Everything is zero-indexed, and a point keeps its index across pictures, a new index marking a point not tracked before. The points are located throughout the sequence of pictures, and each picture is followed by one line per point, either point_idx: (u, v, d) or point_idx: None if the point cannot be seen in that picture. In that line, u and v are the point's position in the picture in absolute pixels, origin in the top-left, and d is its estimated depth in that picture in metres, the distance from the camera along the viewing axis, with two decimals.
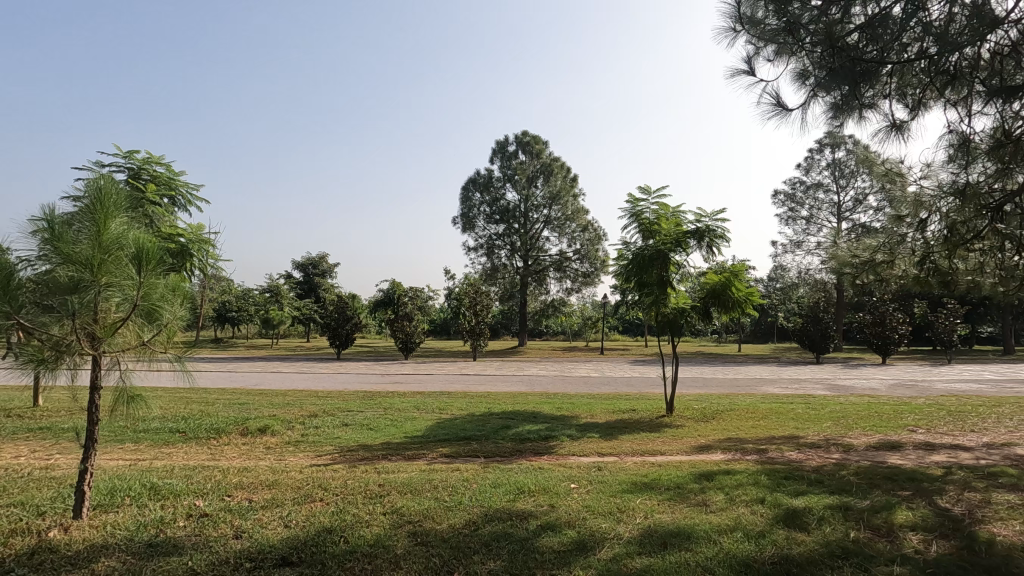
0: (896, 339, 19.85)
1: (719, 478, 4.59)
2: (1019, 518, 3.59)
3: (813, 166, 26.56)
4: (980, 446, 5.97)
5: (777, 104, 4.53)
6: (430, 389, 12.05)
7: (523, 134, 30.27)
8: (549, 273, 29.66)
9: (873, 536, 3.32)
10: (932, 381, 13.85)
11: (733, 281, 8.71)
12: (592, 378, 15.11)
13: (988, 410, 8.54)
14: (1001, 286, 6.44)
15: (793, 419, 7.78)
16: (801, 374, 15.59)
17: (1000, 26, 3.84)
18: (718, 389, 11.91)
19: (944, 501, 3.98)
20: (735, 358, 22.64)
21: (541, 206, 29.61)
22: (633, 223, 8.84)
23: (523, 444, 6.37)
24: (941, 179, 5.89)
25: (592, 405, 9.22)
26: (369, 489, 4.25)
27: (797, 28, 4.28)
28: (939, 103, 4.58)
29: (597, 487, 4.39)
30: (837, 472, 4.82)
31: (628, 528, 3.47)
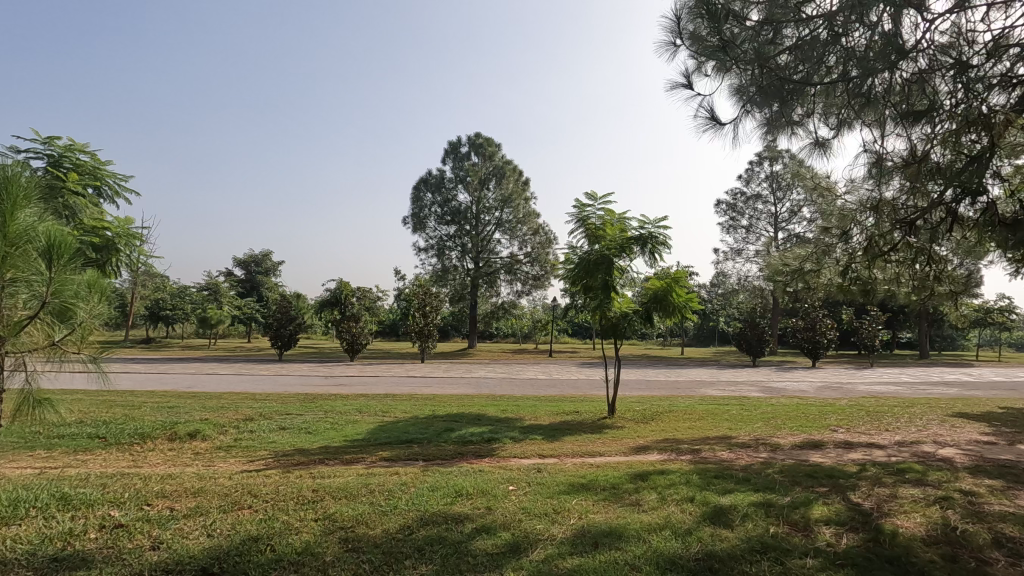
0: (825, 343, 21.08)
1: (653, 478, 4.73)
2: (920, 510, 3.87)
3: (753, 177, 27.83)
4: (892, 444, 6.41)
5: (711, 119, 4.71)
6: (375, 392, 11.84)
7: (476, 136, 30.21)
8: (500, 275, 29.74)
9: (790, 531, 3.51)
10: (855, 383, 14.78)
11: (674, 287, 9.00)
12: (539, 380, 15.30)
13: (902, 410, 9.19)
14: (915, 296, 6.93)
15: (727, 420, 8.10)
16: (737, 377, 16.28)
17: (908, 55, 4.14)
18: (659, 391, 12.28)
19: (856, 496, 4.25)
20: (678, 361, 23.39)
21: (493, 208, 29.74)
22: (579, 228, 9.01)
23: (466, 446, 6.36)
24: (863, 195, 6.29)
25: (536, 407, 9.31)
26: (302, 495, 4.12)
27: (731, 47, 4.49)
28: (858, 125, 4.89)
29: (535, 488, 4.43)
30: (762, 470, 5.06)
31: (563, 529, 3.52)
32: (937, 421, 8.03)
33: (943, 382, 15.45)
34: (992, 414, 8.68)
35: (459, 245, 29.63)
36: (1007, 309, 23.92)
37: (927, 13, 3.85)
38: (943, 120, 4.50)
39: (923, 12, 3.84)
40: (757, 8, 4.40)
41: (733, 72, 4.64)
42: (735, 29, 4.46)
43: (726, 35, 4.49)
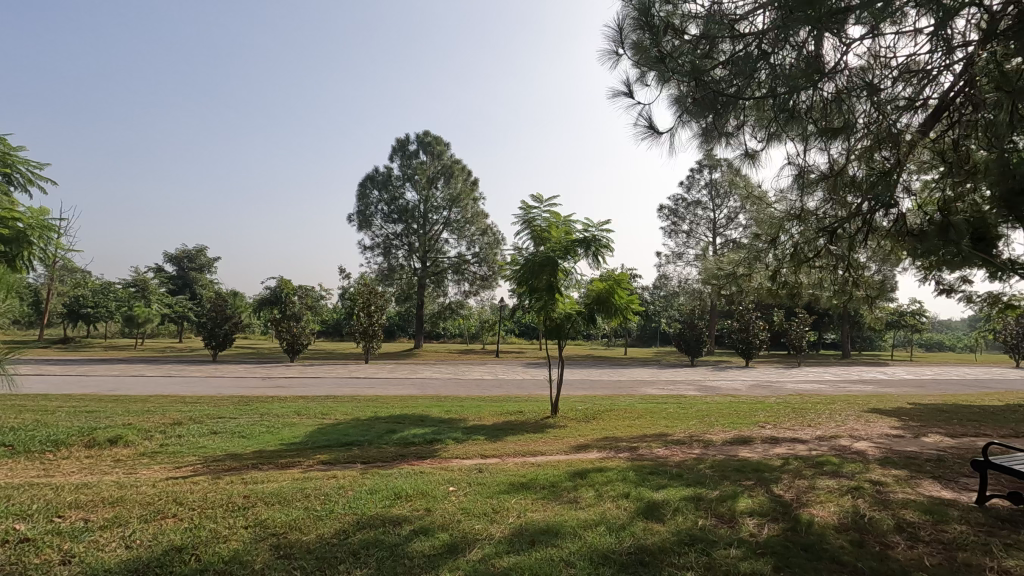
0: (757, 343, 22.20)
1: (591, 475, 4.85)
2: (834, 500, 4.16)
3: (694, 184, 28.95)
4: (813, 438, 6.84)
5: (650, 127, 4.87)
6: (315, 393, 11.51)
7: (425, 134, 29.87)
8: (448, 275, 29.54)
9: (717, 523, 3.68)
10: (783, 381, 15.68)
11: (616, 289, 9.24)
12: (484, 380, 15.34)
13: (823, 407, 9.82)
14: (835, 299, 7.42)
15: (664, 418, 8.40)
16: (676, 376, 16.89)
17: (830, 76, 4.40)
18: (601, 391, 12.56)
19: (778, 488, 4.52)
20: (621, 360, 24.04)
21: (440, 208, 29.54)
22: (525, 230, 9.09)
23: (408, 448, 6.30)
24: (790, 204, 6.68)
25: (481, 408, 9.32)
26: (232, 502, 3.96)
27: (670, 59, 4.68)
28: (786, 139, 5.17)
29: (476, 489, 4.44)
30: (695, 466, 5.29)
31: (500, 528, 3.55)
32: (854, 417, 8.61)
33: (861, 380, 16.58)
34: (901, 409, 9.41)
35: (406, 244, 29.25)
36: (917, 312, 25.99)
37: (845, 38, 4.12)
38: (859, 137, 4.83)
39: (843, 36, 4.09)
40: (696, 23, 4.62)
41: (671, 83, 4.84)
42: (675, 42, 4.67)
43: (666, 47, 4.70)
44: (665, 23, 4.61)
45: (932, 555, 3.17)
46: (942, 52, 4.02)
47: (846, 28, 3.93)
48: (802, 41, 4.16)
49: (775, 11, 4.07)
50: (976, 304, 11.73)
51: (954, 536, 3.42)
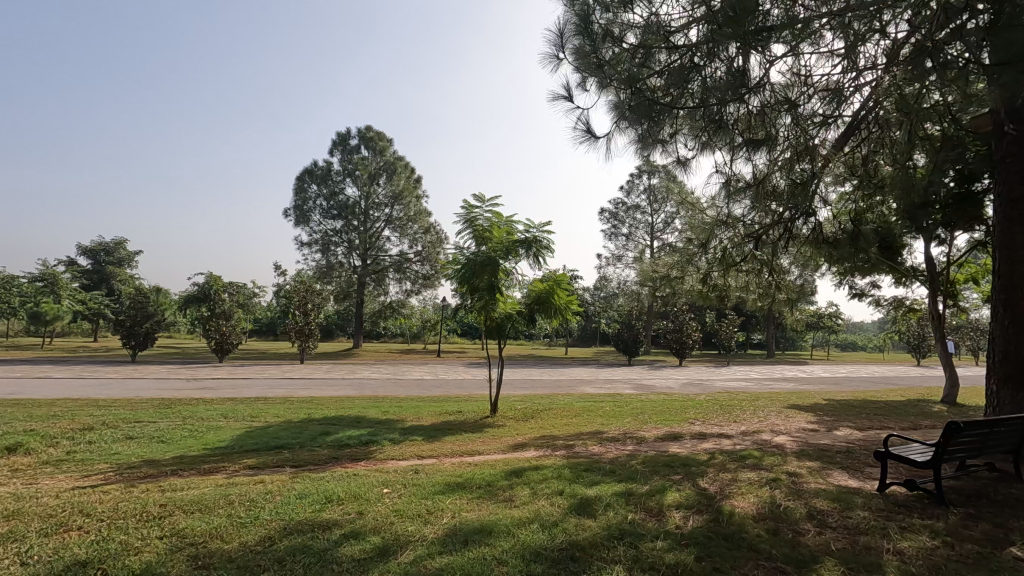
0: (690, 343, 23.16)
1: (527, 473, 4.89)
2: (753, 491, 4.40)
3: (633, 189, 29.86)
4: (738, 433, 7.20)
5: (588, 132, 4.98)
6: (244, 395, 11.00)
7: (366, 129, 29.20)
8: (388, 274, 28.97)
9: (646, 517, 3.81)
10: (712, 380, 16.44)
11: (556, 290, 9.37)
12: (424, 380, 15.18)
13: (748, 403, 10.37)
14: (760, 301, 7.84)
15: (601, 416, 8.60)
16: (613, 375, 17.34)
17: (758, 89, 4.62)
18: (540, 390, 12.71)
19: (704, 481, 4.73)
20: (562, 360, 24.44)
21: (382, 205, 28.98)
22: (467, 229, 9.07)
23: (342, 450, 6.14)
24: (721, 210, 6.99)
25: (420, 408, 9.21)
26: (146, 511, 3.72)
27: (609, 66, 4.80)
28: (716, 148, 5.41)
29: (410, 490, 4.39)
30: (627, 462, 5.44)
31: (434, 529, 3.53)
32: (775, 413, 9.14)
33: (783, 378, 17.61)
34: (816, 405, 10.08)
35: (346, 240, 28.49)
36: (833, 315, 27.94)
37: (770, 55, 4.34)
38: (780, 149, 5.12)
39: (768, 53, 4.30)
40: (634, 32, 4.77)
41: (609, 89, 4.97)
42: (613, 50, 4.79)
43: (605, 54, 4.81)
44: (604, 31, 4.73)
45: (838, 540, 3.42)
46: (852, 73, 4.31)
47: (769, 47, 4.17)
48: (730, 56, 4.38)
49: (706, 25, 4.25)
50: (884, 308, 12.72)
51: (858, 522, 3.69)
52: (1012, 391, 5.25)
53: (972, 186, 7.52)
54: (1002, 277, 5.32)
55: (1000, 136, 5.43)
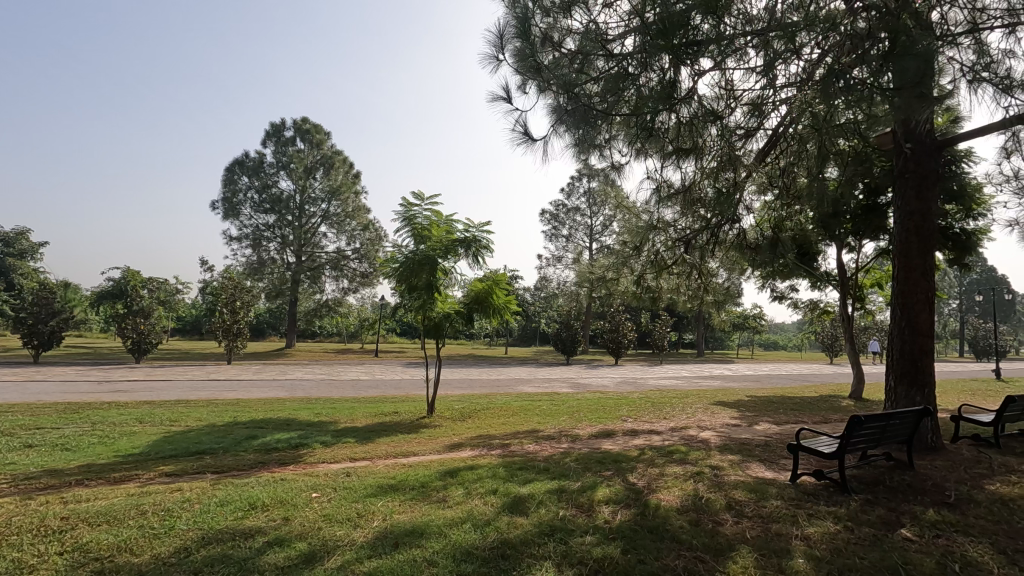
0: (625, 343, 23.88)
1: (462, 473, 4.88)
2: (678, 485, 4.60)
3: (573, 191, 30.44)
4: (667, 430, 7.51)
5: (526, 134, 5.01)
6: (163, 398, 10.35)
7: (302, 121, 28.18)
8: (324, 271, 27.98)
9: (576, 512, 3.90)
10: (646, 378, 17.03)
11: (495, 289, 9.38)
12: (360, 380, 14.84)
13: (678, 401, 10.82)
14: (689, 303, 8.19)
15: (537, 415, 8.71)
16: (551, 374, 17.60)
17: (688, 101, 4.79)
18: (479, 389, 12.71)
19: (633, 476, 4.90)
20: (502, 360, 24.57)
21: (318, 200, 28.06)
22: (405, 227, 8.94)
23: (270, 454, 5.90)
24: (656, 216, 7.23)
25: (355, 409, 9.01)
26: (45, 525, 3.43)
27: (547, 70, 4.87)
28: (649, 156, 5.58)
29: (341, 493, 4.28)
30: (561, 459, 5.55)
31: (364, 533, 3.45)
32: (702, 409, 9.59)
33: (711, 376, 18.51)
34: (740, 401, 10.66)
35: (279, 236, 27.38)
36: (757, 317, 29.61)
37: (698, 68, 4.51)
38: (708, 158, 5.34)
39: (696, 66, 4.47)
40: (573, 38, 4.87)
41: (548, 93, 5.04)
42: (553, 55, 4.89)
43: (545, 58, 4.91)
44: (543, 36, 4.82)
45: (752, 528, 3.63)
46: (772, 90, 4.55)
47: (698, 61, 4.36)
48: (662, 67, 4.52)
49: (639, 36, 4.41)
50: (801, 310, 13.63)
51: (771, 511, 3.94)
52: (907, 386, 5.77)
53: (878, 198, 8.18)
54: (898, 283, 5.84)
55: (898, 154, 5.95)
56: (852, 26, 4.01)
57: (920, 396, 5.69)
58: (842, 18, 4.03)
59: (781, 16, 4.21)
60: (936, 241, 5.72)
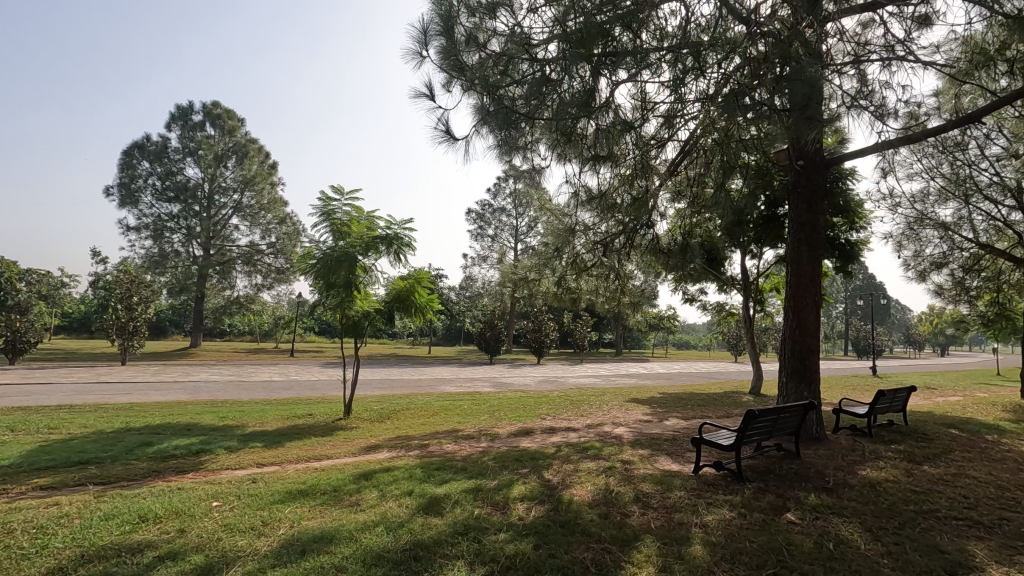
0: (547, 343, 24.38)
1: (378, 476, 4.78)
2: (590, 480, 4.77)
3: (500, 192, 30.66)
4: (584, 427, 7.75)
5: (447, 132, 4.98)
6: (42, 403, 9.34)
7: (213, 105, 26.42)
8: (235, 266, 26.53)
9: (491, 510, 3.94)
10: (567, 376, 17.48)
11: (417, 288, 9.25)
12: (273, 381, 14.17)
13: (595, 398, 11.19)
14: (607, 303, 8.49)
15: (458, 415, 8.70)
16: (473, 374, 17.64)
17: (605, 110, 4.91)
18: (399, 390, 12.50)
19: (549, 473, 5.01)
20: (424, 360, 24.32)
21: (229, 189, 26.41)
22: (323, 222, 8.62)
23: (166, 462, 5.48)
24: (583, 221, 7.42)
25: (265, 412, 8.57)
26: None
27: (469, 70, 4.86)
28: (570, 161, 5.70)
29: (245, 501, 4.05)
30: (479, 458, 5.58)
31: (268, 541, 3.29)
32: (617, 406, 9.99)
33: (627, 374, 19.27)
34: (652, 398, 11.17)
35: (184, 227, 25.50)
36: (672, 318, 31.19)
37: (615, 79, 4.65)
38: (623, 165, 5.54)
39: (614, 77, 4.60)
40: (498, 40, 4.88)
41: (472, 92, 5.04)
42: (478, 56, 4.87)
43: (469, 58, 4.90)
44: (468, 36, 4.80)
45: (656, 519, 3.83)
46: (683, 103, 4.76)
47: (614, 71, 4.48)
48: (583, 75, 4.61)
49: (560, 43, 4.50)
50: (709, 312, 14.52)
51: (675, 501, 4.17)
52: (796, 382, 6.31)
53: (776, 210, 8.93)
54: (791, 287, 6.36)
55: (793, 170, 6.51)
56: (752, 50, 4.32)
57: (807, 391, 6.24)
58: (742, 42, 4.34)
59: (692, 35, 4.46)
60: (824, 250, 6.30)
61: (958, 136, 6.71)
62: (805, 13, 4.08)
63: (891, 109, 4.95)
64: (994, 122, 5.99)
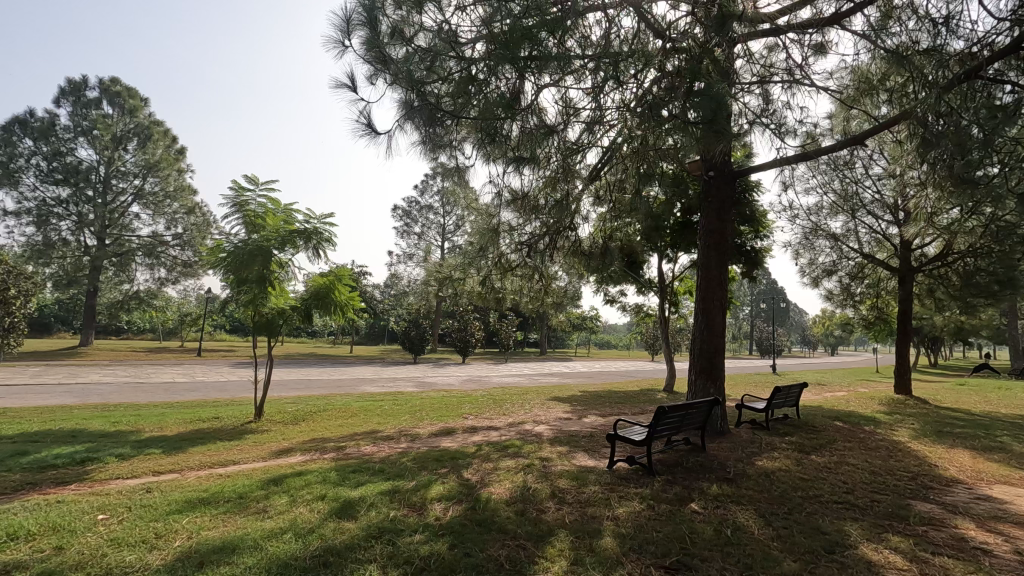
0: (472, 342, 24.35)
1: (288, 480, 4.57)
2: (509, 477, 4.82)
3: (427, 189, 30.30)
4: (505, 425, 7.82)
5: (369, 125, 4.84)
6: None
7: (110, 81, 24.19)
8: (136, 257, 24.38)
9: (408, 512, 3.88)
10: (491, 376, 17.56)
11: (337, 285, 8.92)
12: (177, 382, 13.20)
13: (518, 397, 11.31)
14: (531, 302, 8.61)
15: (379, 415, 8.50)
16: (396, 373, 17.30)
17: (527, 113, 4.97)
18: (317, 391, 12.02)
19: (468, 472, 5.01)
20: (344, 359, 23.55)
21: (129, 174, 24.31)
22: (235, 214, 8.14)
23: (45, 473, 4.95)
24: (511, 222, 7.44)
25: (166, 416, 7.96)
26: None
27: (393, 64, 4.74)
28: (494, 163, 5.70)
29: (136, 513, 3.74)
30: (398, 460, 5.48)
31: (161, 555, 3.06)
32: (539, 404, 10.17)
33: (550, 373, 19.69)
34: (573, 396, 11.47)
35: (74, 213, 23.16)
36: (595, 318, 32.18)
37: (538, 82, 4.72)
38: (546, 167, 5.62)
39: (537, 81, 4.67)
40: (425, 35, 4.79)
41: (396, 86, 4.92)
42: (404, 50, 4.77)
43: (394, 51, 4.77)
44: (393, 29, 4.69)
45: (571, 514, 3.93)
46: (602, 109, 4.91)
47: (538, 75, 4.55)
48: (509, 76, 4.64)
49: (486, 43, 4.50)
50: (628, 312, 15.09)
51: (589, 496, 4.31)
52: (704, 380, 6.70)
53: (691, 217, 9.44)
54: (701, 291, 6.74)
55: (705, 180, 6.89)
56: (667, 64, 4.55)
57: (713, 388, 6.65)
58: (658, 55, 4.57)
59: (613, 46, 4.62)
60: (730, 256, 6.72)
61: (847, 156, 7.39)
62: (715, 33, 4.33)
63: (790, 127, 5.36)
64: (876, 145, 6.65)
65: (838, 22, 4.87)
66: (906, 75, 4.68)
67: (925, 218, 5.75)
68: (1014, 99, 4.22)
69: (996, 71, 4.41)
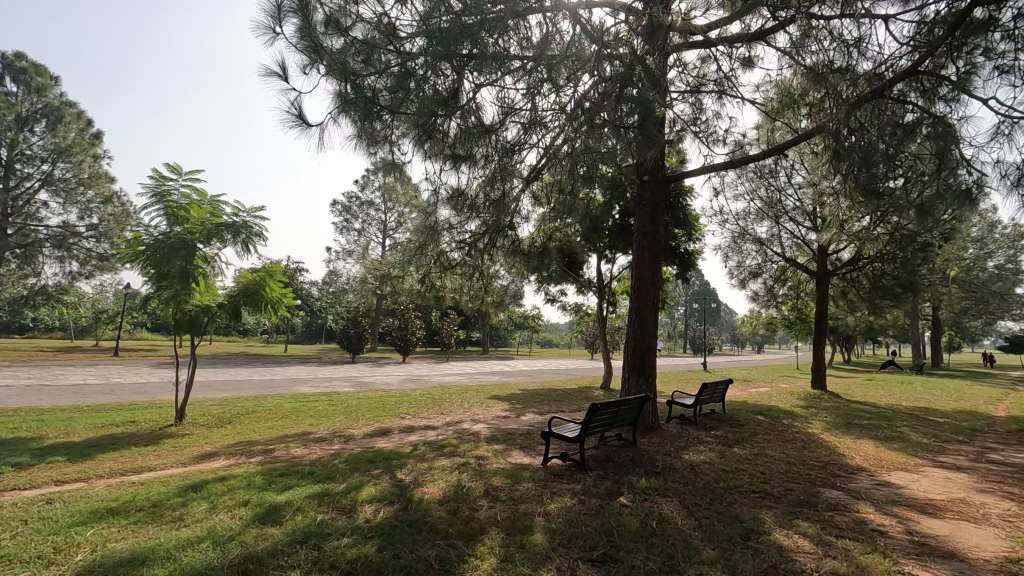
0: (413, 341, 24.03)
1: (209, 486, 4.35)
2: (442, 477, 4.78)
3: (368, 184, 29.58)
4: (442, 425, 7.76)
5: (298, 116, 4.66)
6: None
7: (13, 57, 22.13)
8: (43, 249, 22.47)
9: (336, 515, 3.78)
10: (432, 375, 17.40)
11: (268, 281, 8.55)
12: (90, 384, 12.30)
13: (457, 396, 11.25)
14: (470, 301, 8.59)
15: (311, 417, 8.23)
16: (332, 373, 16.81)
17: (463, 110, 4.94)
18: (246, 391, 11.48)
19: (401, 473, 4.95)
20: (277, 359, 22.68)
21: (36, 159, 22.34)
22: (156, 205, 7.65)
23: None
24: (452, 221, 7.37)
25: (74, 421, 7.39)
26: None
27: (326, 54, 4.57)
28: (430, 160, 5.62)
29: (33, 527, 3.44)
30: (329, 462, 5.34)
31: (58, 571, 2.84)
32: (477, 403, 10.16)
33: (491, 371, 19.73)
34: (512, 395, 11.53)
35: None
36: (536, 318, 32.52)
37: (476, 80, 4.70)
38: (482, 164, 5.59)
39: (474, 78, 4.64)
40: (362, 26, 4.66)
41: (331, 77, 4.77)
42: (339, 40, 4.62)
43: (329, 41, 4.61)
44: (329, 18, 4.51)
45: (503, 511, 3.95)
46: (537, 109, 4.94)
47: (475, 71, 4.51)
48: (446, 73, 4.59)
49: (424, 39, 4.42)
50: (568, 312, 15.33)
51: (521, 493, 4.35)
52: (637, 377, 6.91)
53: (628, 220, 9.75)
54: (635, 291, 6.95)
55: (641, 184, 7.10)
56: (602, 69, 4.65)
57: (645, 384, 6.87)
58: (592, 61, 4.67)
59: (551, 48, 4.66)
60: (661, 257, 6.95)
61: (772, 165, 7.84)
62: (648, 41, 4.48)
63: (717, 136, 5.62)
64: (796, 155, 7.07)
65: (762, 38, 5.14)
66: (822, 90, 4.98)
67: (838, 225, 6.16)
68: (913, 118, 4.59)
69: (898, 92, 4.78)
